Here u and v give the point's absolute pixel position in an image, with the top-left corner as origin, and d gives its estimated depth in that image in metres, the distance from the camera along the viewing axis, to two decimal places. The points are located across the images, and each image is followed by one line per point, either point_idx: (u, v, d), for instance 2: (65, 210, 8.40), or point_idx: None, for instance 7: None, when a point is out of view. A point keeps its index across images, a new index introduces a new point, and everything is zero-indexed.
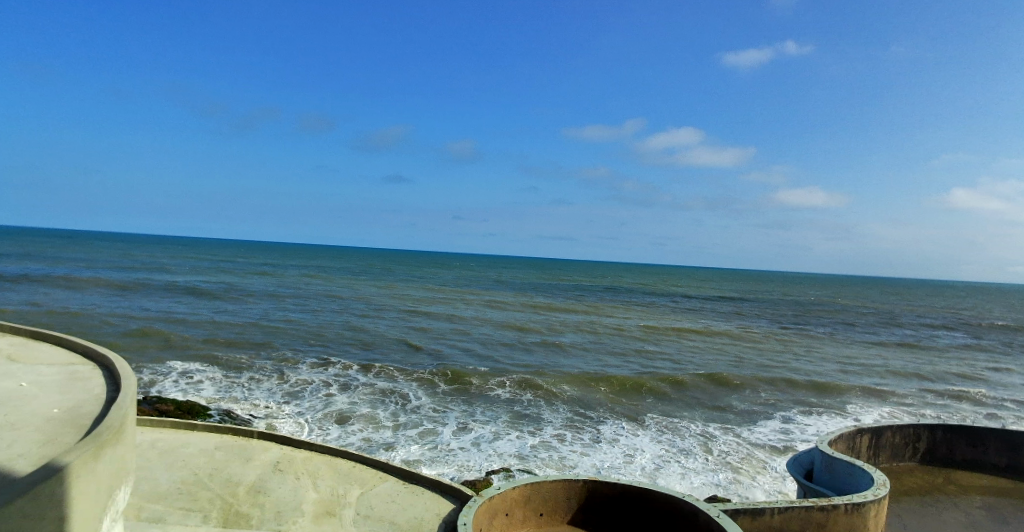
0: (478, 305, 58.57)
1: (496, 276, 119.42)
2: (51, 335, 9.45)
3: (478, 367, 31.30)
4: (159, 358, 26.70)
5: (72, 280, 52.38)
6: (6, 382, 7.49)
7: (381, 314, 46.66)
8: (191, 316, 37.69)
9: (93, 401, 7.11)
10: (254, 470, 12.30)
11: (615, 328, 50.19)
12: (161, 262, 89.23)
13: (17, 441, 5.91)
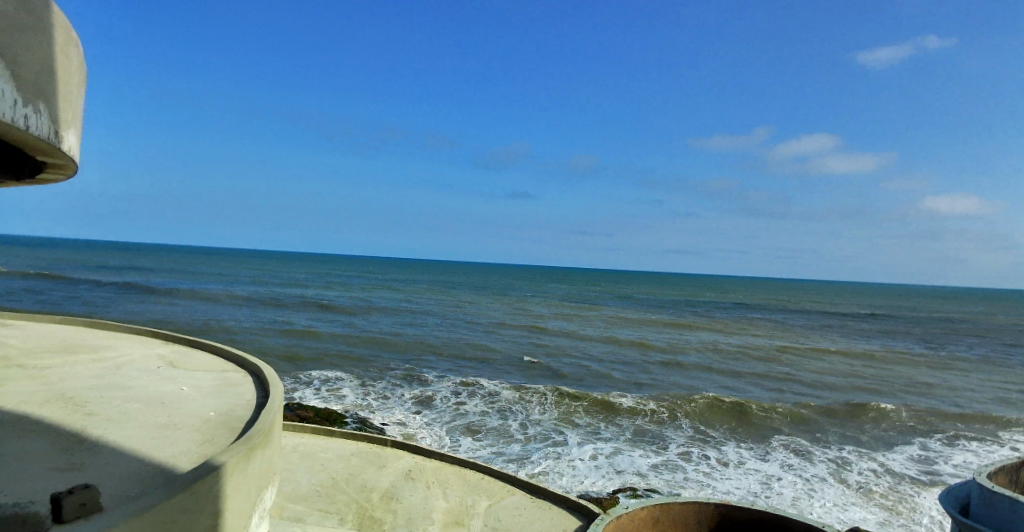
0: (594, 322, 57.72)
1: (612, 291, 117.75)
2: (208, 343, 10.53)
3: (596, 384, 30.68)
4: (300, 367, 29.09)
5: (231, 296, 59.13)
6: (172, 385, 8.37)
7: (498, 330, 47.55)
8: (327, 330, 40.82)
9: (245, 405, 7.72)
10: (387, 477, 12.78)
11: (741, 347, 47.10)
12: (303, 278, 98.40)
13: (181, 437, 6.43)
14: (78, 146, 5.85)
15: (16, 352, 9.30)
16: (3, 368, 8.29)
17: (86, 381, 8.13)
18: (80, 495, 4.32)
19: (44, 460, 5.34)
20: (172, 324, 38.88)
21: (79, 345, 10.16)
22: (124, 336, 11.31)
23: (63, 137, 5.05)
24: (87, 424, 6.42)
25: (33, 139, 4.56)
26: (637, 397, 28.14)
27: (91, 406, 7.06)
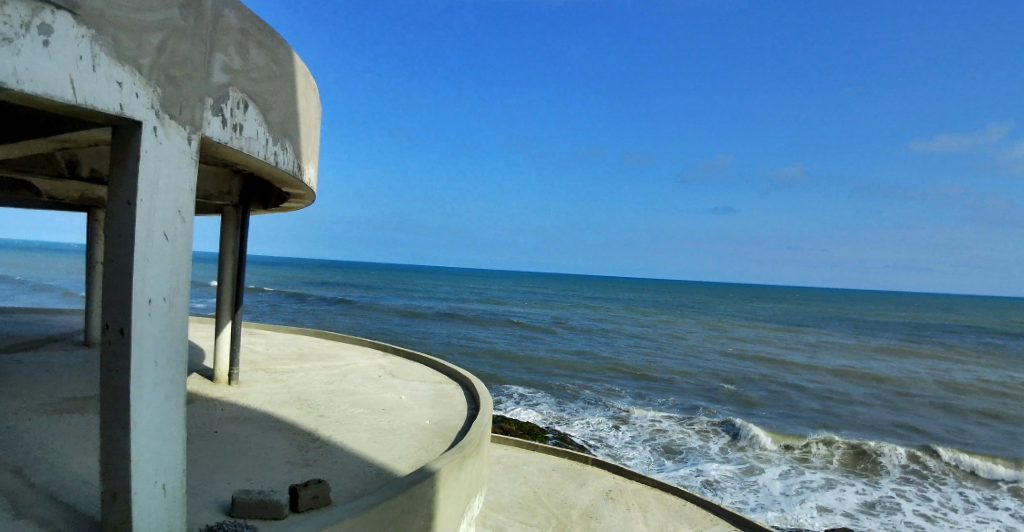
0: (811, 346, 51.10)
1: (832, 312, 103.90)
2: (422, 356, 11.42)
3: (816, 413, 26.96)
4: (499, 380, 30.42)
5: (441, 312, 64.69)
6: (391, 393, 9.16)
7: (697, 352, 44.67)
8: (524, 346, 42.18)
9: (457, 416, 8.11)
10: (587, 494, 12.47)
11: (1016, 381, 37.69)
12: (504, 295, 104.37)
13: (400, 443, 6.88)
14: (313, 177, 6.58)
15: (265, 358, 11.03)
16: (255, 372, 9.84)
17: (320, 386, 9.31)
18: (313, 488, 4.59)
19: (283, 455, 6.09)
20: (391, 336, 43.62)
21: (315, 353, 11.75)
22: (351, 346, 12.83)
23: (301, 169, 5.64)
24: (318, 425, 7.25)
25: (280, 173, 5.20)
26: (870, 433, 23.99)
27: (323, 409, 8.01)
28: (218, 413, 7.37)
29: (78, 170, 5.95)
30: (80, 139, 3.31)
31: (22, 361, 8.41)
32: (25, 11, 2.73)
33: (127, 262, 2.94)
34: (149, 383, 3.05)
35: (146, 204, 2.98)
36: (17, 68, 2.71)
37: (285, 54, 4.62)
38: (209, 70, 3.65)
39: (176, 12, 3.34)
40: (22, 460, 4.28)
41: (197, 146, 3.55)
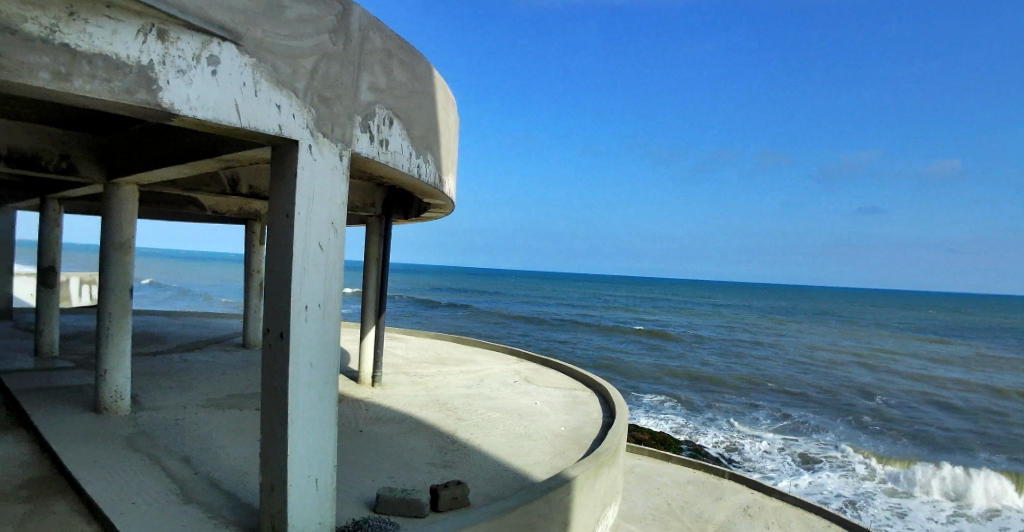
0: (976, 361, 45.13)
1: (984, 321, 91.92)
2: (557, 363, 11.53)
3: (982, 434, 23.57)
4: (621, 380, 29.91)
5: (558, 314, 64.52)
6: (527, 399, 9.19)
7: (835, 361, 40.94)
8: (646, 347, 41.01)
9: (592, 424, 7.93)
10: (724, 510, 11.54)
11: None
12: (609, 298, 102.81)
13: (536, 448, 6.73)
14: (452, 188, 6.79)
15: (406, 361, 11.57)
16: (397, 375, 10.26)
17: (458, 389, 9.58)
18: (452, 489, 4.59)
19: (424, 455, 6.25)
20: (513, 333, 44.28)
21: (451, 358, 12.15)
22: (485, 352, 13.10)
23: (441, 181, 5.81)
24: (457, 427, 7.40)
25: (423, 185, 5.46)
26: None
27: (462, 413, 8.16)
28: (364, 412, 7.78)
29: (239, 186, 6.63)
30: (244, 160, 3.70)
31: (193, 360, 9.34)
32: (196, 45, 3.24)
33: (286, 268, 3.17)
34: (305, 382, 3.27)
35: (302, 215, 3.20)
36: (189, 96, 3.23)
37: (425, 71, 4.89)
38: (357, 89, 3.93)
39: (326, 38, 3.68)
40: (190, 448, 4.76)
41: (347, 162, 3.82)
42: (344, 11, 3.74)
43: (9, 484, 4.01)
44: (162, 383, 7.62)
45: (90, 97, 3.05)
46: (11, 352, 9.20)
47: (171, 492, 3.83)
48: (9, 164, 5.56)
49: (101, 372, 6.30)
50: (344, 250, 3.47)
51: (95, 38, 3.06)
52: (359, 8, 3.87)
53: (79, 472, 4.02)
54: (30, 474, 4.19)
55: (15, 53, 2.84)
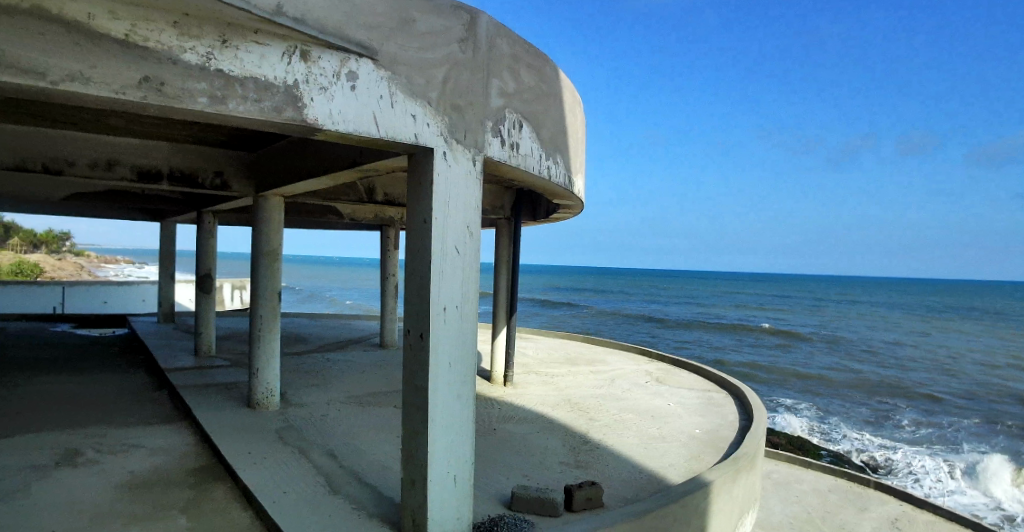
0: None
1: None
2: (689, 364, 10.82)
3: None
4: (740, 367, 28.39)
5: (671, 306, 61.97)
6: (660, 400, 8.43)
7: (993, 358, 35.58)
8: (763, 339, 38.58)
9: (728, 426, 7.17)
10: (869, 522, 9.90)
11: None
12: (744, 290, 93.86)
13: (670, 451, 6.09)
14: (582, 188, 6.62)
15: (536, 361, 11.06)
16: (528, 374, 9.81)
17: (589, 390, 8.90)
18: (587, 490, 4.39)
19: (556, 455, 5.76)
20: (627, 324, 43.24)
21: (581, 358, 11.61)
22: (616, 352, 12.57)
23: (570, 181, 5.71)
24: (590, 429, 6.77)
25: (554, 186, 5.41)
26: None
27: (594, 413, 7.53)
28: (496, 411, 7.33)
29: (374, 194, 6.88)
30: (381, 170, 3.91)
31: (334, 359, 9.77)
32: (336, 62, 3.47)
33: (427, 273, 3.41)
34: (446, 382, 3.54)
35: (438, 221, 3.42)
36: (331, 111, 3.46)
37: (552, 71, 4.84)
38: (486, 96, 3.99)
39: (456, 47, 3.79)
40: (333, 443, 5.08)
41: (481, 167, 3.89)
42: (471, 20, 3.84)
43: (176, 470, 4.58)
44: (304, 382, 7.87)
45: (242, 117, 3.39)
46: (174, 350, 9.49)
47: (318, 483, 4.16)
48: (173, 182, 6.15)
49: (253, 369, 6.50)
50: (479, 255, 3.67)
51: (246, 62, 3.40)
52: (485, 15, 3.94)
53: (235, 462, 4.48)
54: (189, 464, 4.70)
55: (178, 82, 3.28)
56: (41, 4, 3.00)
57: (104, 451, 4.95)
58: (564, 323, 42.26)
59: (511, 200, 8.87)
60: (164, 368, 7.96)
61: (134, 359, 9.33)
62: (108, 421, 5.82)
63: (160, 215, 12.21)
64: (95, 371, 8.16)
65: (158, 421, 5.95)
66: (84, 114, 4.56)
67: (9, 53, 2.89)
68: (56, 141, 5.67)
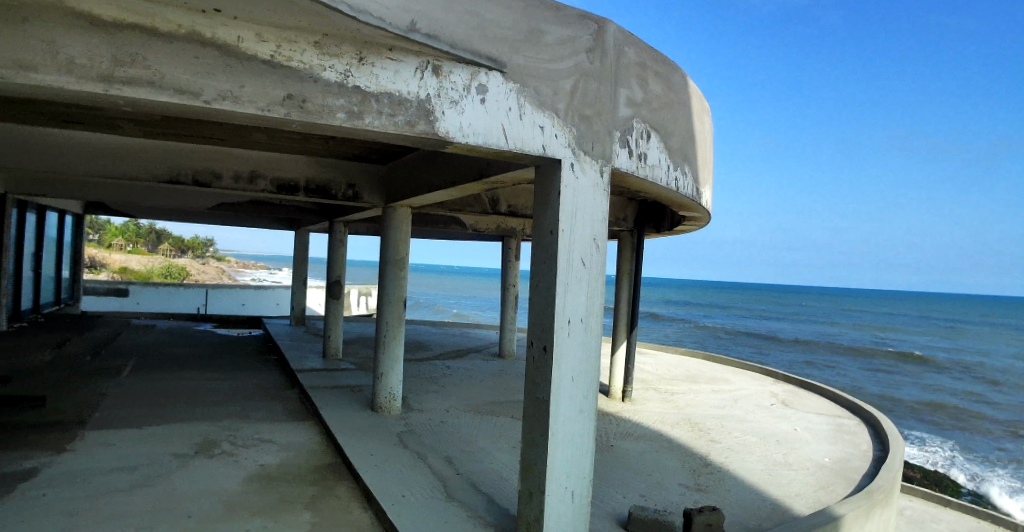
0: None
1: None
2: (821, 388, 10.19)
3: None
4: (863, 389, 26.53)
5: (778, 321, 58.80)
6: (786, 424, 8.06)
7: None
8: (886, 359, 35.78)
9: (861, 457, 6.71)
10: None
11: None
12: (859, 307, 87.21)
13: (796, 479, 5.80)
14: (710, 199, 6.42)
15: (655, 377, 10.84)
16: (647, 390, 9.63)
17: (711, 409, 8.62)
18: (708, 515, 4.15)
19: (675, 476, 5.60)
20: (734, 338, 41.66)
21: (702, 376, 11.26)
22: (740, 371, 12.09)
23: (699, 193, 5.54)
24: (711, 450, 6.57)
25: (681, 199, 5.27)
26: None
27: (715, 434, 7.28)
28: (614, 427, 7.25)
29: (499, 205, 6.95)
30: (507, 181, 4.00)
31: (453, 367, 10.02)
32: (466, 76, 3.58)
33: (553, 285, 3.60)
34: (567, 394, 3.73)
35: (566, 231, 3.62)
36: (461, 124, 3.57)
37: (683, 79, 4.74)
38: (615, 106, 3.98)
39: (583, 56, 3.81)
40: (453, 451, 5.19)
41: (609, 178, 3.89)
42: (599, 29, 3.85)
43: (301, 466, 4.83)
44: (425, 388, 8.11)
45: (377, 131, 3.51)
46: (303, 352, 9.97)
47: (435, 488, 4.25)
48: (308, 193, 6.43)
49: (377, 373, 6.69)
50: (605, 266, 3.86)
51: (381, 79, 3.53)
52: (613, 24, 3.95)
53: (356, 462, 4.66)
54: (313, 461, 4.94)
55: (318, 98, 3.46)
56: (198, 30, 3.33)
57: (237, 444, 5.30)
58: (667, 335, 41.36)
59: (634, 213, 8.74)
60: (295, 368, 8.42)
61: (267, 358, 9.96)
62: (244, 416, 6.23)
63: (295, 224, 13.00)
64: (233, 368, 8.82)
65: (288, 418, 6.31)
66: (229, 127, 4.97)
67: (169, 75, 3.27)
68: (210, 157, 6.16)
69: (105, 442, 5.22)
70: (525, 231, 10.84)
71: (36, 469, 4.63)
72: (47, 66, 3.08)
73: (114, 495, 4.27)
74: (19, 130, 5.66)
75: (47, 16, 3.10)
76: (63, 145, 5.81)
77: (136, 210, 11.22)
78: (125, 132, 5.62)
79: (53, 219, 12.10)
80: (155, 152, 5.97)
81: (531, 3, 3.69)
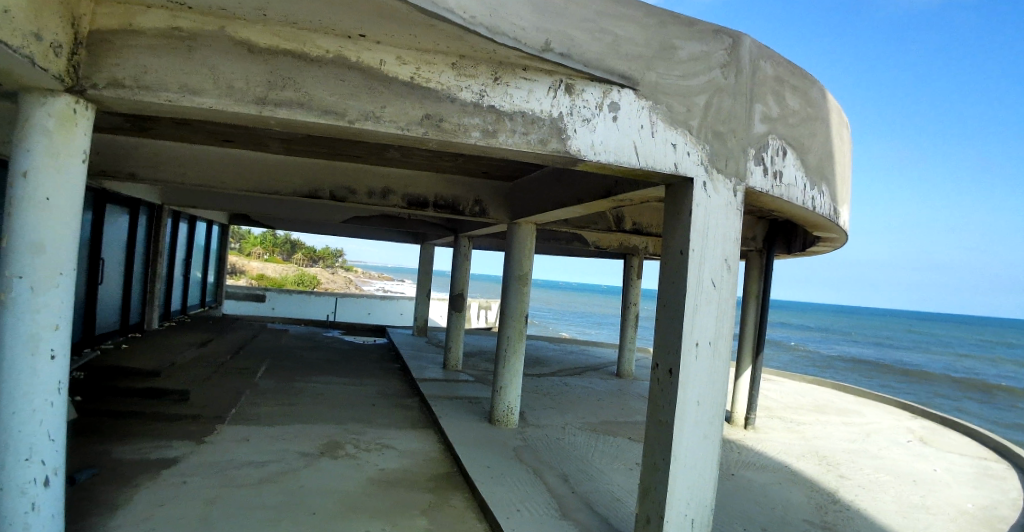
0: None
1: None
2: (967, 427, 9.28)
3: None
4: None
5: (904, 350, 53.87)
6: (923, 463, 7.44)
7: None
8: None
9: (1011, 506, 6.04)
10: None
11: None
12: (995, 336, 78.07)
13: (935, 524, 5.34)
14: (848, 219, 6.15)
15: (780, 405, 10.34)
16: (771, 418, 9.23)
17: (839, 442, 8.12)
18: None
19: (800, 511, 5.30)
20: (856, 365, 38.79)
21: (832, 407, 10.59)
22: (874, 404, 11.28)
23: (836, 212, 5.37)
24: (839, 486, 6.17)
25: (815, 218, 5.15)
26: None
27: (843, 469, 6.84)
28: (735, 455, 6.97)
29: (623, 223, 6.99)
30: (637, 198, 4.18)
31: (571, 384, 10.02)
32: (599, 94, 3.67)
33: (683, 307, 3.68)
34: (692, 419, 3.72)
35: (697, 251, 3.73)
36: (593, 142, 3.67)
37: (820, 94, 4.66)
38: (750, 122, 4.00)
39: (718, 72, 3.87)
40: (574, 469, 5.21)
41: (742, 197, 3.96)
42: (733, 44, 3.91)
43: (422, 473, 5.02)
44: (544, 404, 8.17)
45: (511, 149, 3.62)
46: (426, 362, 10.38)
47: (550, 506, 4.27)
48: (437, 209, 6.68)
49: (497, 386, 6.81)
50: (736, 288, 3.90)
51: (516, 98, 3.63)
52: (748, 40, 3.98)
53: (473, 475, 4.77)
54: (434, 469, 5.11)
55: (455, 117, 3.58)
56: (344, 53, 3.54)
57: (360, 447, 5.55)
58: (781, 358, 39.22)
59: (764, 232, 8.48)
60: (418, 377, 8.76)
61: (391, 366, 10.38)
62: (369, 421, 6.52)
63: (422, 238, 13.56)
64: (358, 374, 9.29)
65: (411, 425, 6.58)
66: (366, 145, 5.36)
67: (317, 97, 3.49)
68: (350, 174, 6.57)
69: (239, 438, 5.61)
70: (649, 249, 10.80)
71: (179, 458, 5.06)
72: (210, 91, 3.44)
73: (249, 486, 4.58)
74: (179, 148, 6.30)
75: (211, 45, 3.46)
76: (214, 159, 6.40)
77: (274, 222, 12.18)
78: (269, 150, 6.11)
79: (203, 228, 13.34)
80: (296, 168, 6.45)
81: (664, 20, 3.78)
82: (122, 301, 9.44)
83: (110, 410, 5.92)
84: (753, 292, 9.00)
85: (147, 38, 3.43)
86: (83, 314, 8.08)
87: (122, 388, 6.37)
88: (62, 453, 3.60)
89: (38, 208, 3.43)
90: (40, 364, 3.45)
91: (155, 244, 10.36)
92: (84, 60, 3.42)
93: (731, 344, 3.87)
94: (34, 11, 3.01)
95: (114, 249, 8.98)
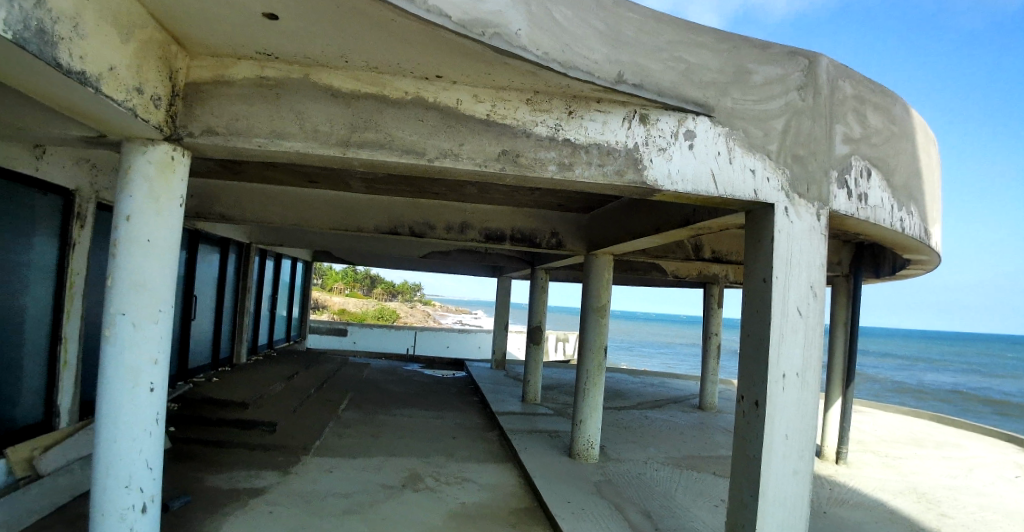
0: None
1: None
2: None
3: None
4: None
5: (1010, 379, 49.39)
6: None
7: None
8: None
9: None
10: None
11: None
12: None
13: None
14: (942, 241, 5.83)
15: (874, 439, 9.72)
16: (864, 453, 8.69)
17: (940, 478, 7.53)
18: None
19: None
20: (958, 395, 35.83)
21: (932, 441, 9.84)
22: (981, 438, 10.38)
23: (930, 234, 5.10)
24: (942, 526, 5.71)
25: (908, 240, 4.90)
26: None
27: (946, 507, 6.33)
28: (826, 491, 6.59)
29: (702, 251, 6.87)
30: (717, 225, 4.11)
31: (652, 418, 9.79)
32: (674, 123, 3.67)
33: (768, 337, 3.56)
34: (780, 454, 3.56)
35: (781, 279, 3.61)
36: (670, 171, 3.66)
37: (906, 112, 4.48)
38: (832, 144, 3.88)
39: (795, 94, 3.79)
40: (663, 507, 5.06)
41: (826, 221, 3.82)
42: (810, 65, 3.83)
43: (502, 507, 4.99)
44: (624, 438, 8.01)
45: (587, 181, 3.64)
46: (504, 396, 10.41)
47: None
48: (513, 242, 6.77)
49: (576, 419, 6.75)
50: (823, 317, 3.74)
51: (590, 130, 3.67)
52: (826, 60, 3.89)
53: (555, 510, 4.71)
54: (514, 503, 5.08)
55: (531, 152, 3.65)
56: (422, 94, 3.69)
57: (439, 480, 5.59)
58: (871, 389, 36.79)
59: (850, 255, 8.17)
60: (498, 411, 8.79)
61: (470, 400, 10.45)
62: (446, 454, 6.57)
63: (498, 270, 13.71)
64: (438, 407, 9.41)
65: (490, 458, 6.58)
66: (451, 184, 5.54)
67: (397, 137, 3.64)
68: (430, 210, 6.79)
69: (322, 469, 5.77)
70: (730, 278, 10.57)
71: (264, 487, 5.24)
72: (297, 134, 3.64)
73: (328, 517, 4.69)
74: (272, 189, 6.69)
75: (297, 90, 3.67)
76: (301, 200, 6.76)
77: (351, 257, 12.68)
78: (356, 189, 6.42)
79: (288, 265, 14.06)
80: (377, 205, 6.74)
81: (738, 46, 3.74)
82: (215, 334, 10.02)
83: (201, 438, 6.24)
84: (843, 320, 8.63)
85: (238, 87, 3.69)
86: (178, 347, 8.62)
87: (215, 418, 6.72)
88: (158, 480, 3.81)
89: (138, 247, 3.69)
90: (140, 396, 3.68)
91: (242, 279, 10.97)
92: (182, 109, 3.71)
93: (820, 376, 3.71)
94: (137, 66, 3.30)
95: (206, 285, 9.56)
